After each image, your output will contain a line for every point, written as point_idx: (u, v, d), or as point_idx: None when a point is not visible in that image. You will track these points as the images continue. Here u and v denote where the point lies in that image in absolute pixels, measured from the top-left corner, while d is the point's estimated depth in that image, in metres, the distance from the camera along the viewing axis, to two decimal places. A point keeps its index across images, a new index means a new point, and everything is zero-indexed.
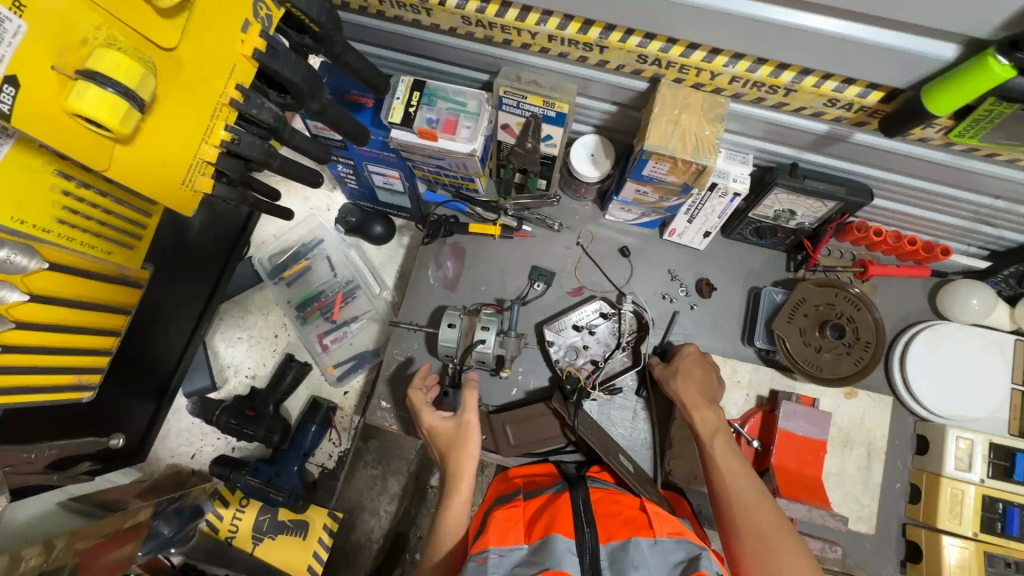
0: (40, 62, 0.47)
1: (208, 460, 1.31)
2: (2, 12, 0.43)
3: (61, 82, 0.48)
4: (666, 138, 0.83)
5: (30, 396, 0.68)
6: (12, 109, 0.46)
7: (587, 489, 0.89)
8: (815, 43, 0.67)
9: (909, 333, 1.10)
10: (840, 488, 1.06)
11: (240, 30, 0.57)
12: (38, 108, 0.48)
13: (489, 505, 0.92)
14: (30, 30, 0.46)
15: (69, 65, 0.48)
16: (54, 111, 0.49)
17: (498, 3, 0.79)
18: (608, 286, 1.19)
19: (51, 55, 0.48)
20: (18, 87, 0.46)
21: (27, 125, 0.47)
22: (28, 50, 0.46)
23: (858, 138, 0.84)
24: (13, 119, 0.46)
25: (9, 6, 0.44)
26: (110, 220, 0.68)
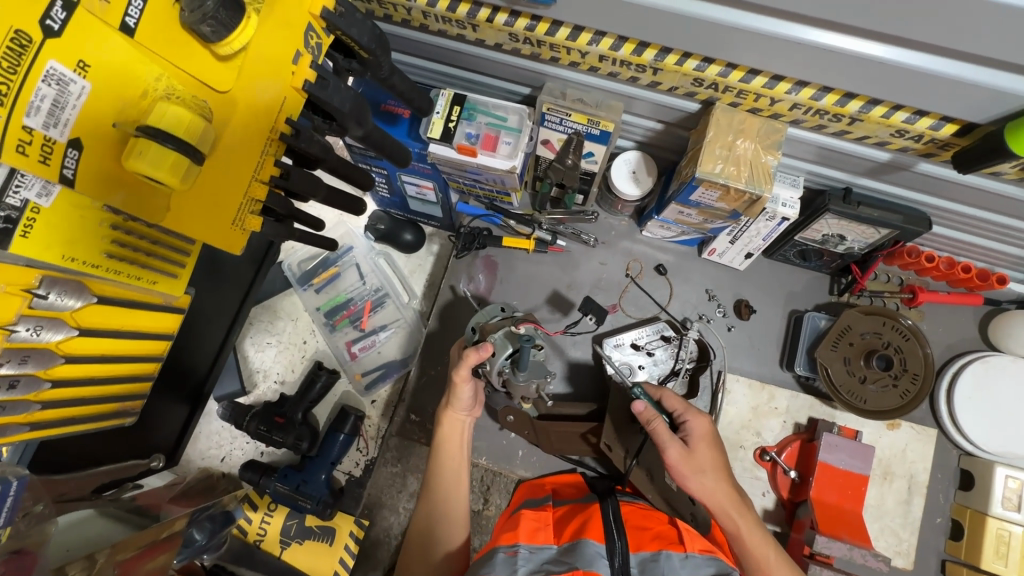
0: (103, 120, 0.49)
1: (237, 464, 1.32)
2: (66, 75, 0.45)
3: (122, 138, 0.50)
4: (718, 164, 0.79)
5: (73, 425, 0.70)
6: (76, 172, 0.49)
7: (617, 502, 0.87)
8: (889, 75, 0.63)
9: (958, 364, 1.05)
10: (878, 521, 1.04)
11: (292, 61, 0.55)
12: (100, 164, 0.50)
13: (519, 508, 0.92)
14: (93, 89, 0.47)
15: (129, 121, 0.50)
16: (112, 164, 0.51)
17: (549, 20, 0.76)
18: (651, 306, 1.16)
19: (114, 111, 0.49)
20: (81, 147, 0.49)
21: (89, 186, 0.50)
22: (91, 110, 0.48)
23: (922, 168, 0.80)
24: (77, 181, 0.49)
25: (73, 67, 0.46)
26: (157, 248, 0.64)
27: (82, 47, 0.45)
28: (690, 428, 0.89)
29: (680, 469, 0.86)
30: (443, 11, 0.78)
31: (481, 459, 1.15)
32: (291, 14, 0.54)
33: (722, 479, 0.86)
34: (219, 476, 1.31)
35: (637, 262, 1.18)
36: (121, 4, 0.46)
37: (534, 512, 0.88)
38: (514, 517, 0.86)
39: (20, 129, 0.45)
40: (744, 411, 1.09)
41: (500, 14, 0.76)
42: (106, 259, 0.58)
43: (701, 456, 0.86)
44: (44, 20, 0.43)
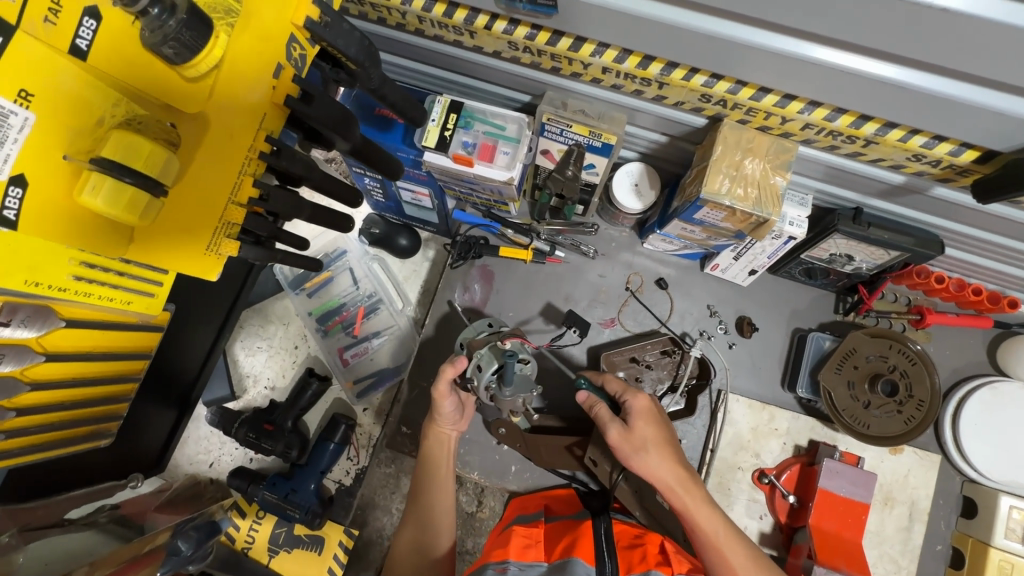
0: (51, 152, 0.43)
1: (225, 470, 1.30)
2: (6, 107, 0.40)
3: (75, 171, 0.45)
4: (725, 184, 0.76)
5: (43, 451, 0.68)
6: (19, 213, 0.43)
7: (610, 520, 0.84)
8: (910, 100, 0.59)
9: (965, 388, 1.02)
10: (877, 547, 1.01)
11: (273, 75, 0.51)
12: (50, 202, 0.44)
13: (511, 523, 0.90)
14: (39, 121, 0.42)
15: (81, 153, 0.45)
16: (64, 200, 0.45)
17: (550, 30, 0.72)
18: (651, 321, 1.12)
19: (63, 143, 0.44)
20: (26, 184, 0.43)
21: (36, 227, 0.44)
22: (37, 143, 0.43)
23: (938, 192, 0.77)
24: (20, 224, 0.43)
25: (14, 98, 0.41)
26: (132, 268, 0.59)
27: (25, 75, 0.41)
28: (629, 407, 0.88)
29: (622, 449, 0.86)
30: (439, 17, 0.74)
31: (473, 474, 1.12)
32: (270, 27, 0.50)
33: (666, 456, 0.84)
34: (207, 482, 1.29)
35: (638, 276, 1.14)
36: (71, 25, 0.41)
37: (526, 526, 0.86)
38: (505, 532, 0.84)
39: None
40: (744, 431, 1.06)
41: (499, 22, 0.72)
42: (74, 282, 0.54)
43: (641, 433, 0.85)
44: None
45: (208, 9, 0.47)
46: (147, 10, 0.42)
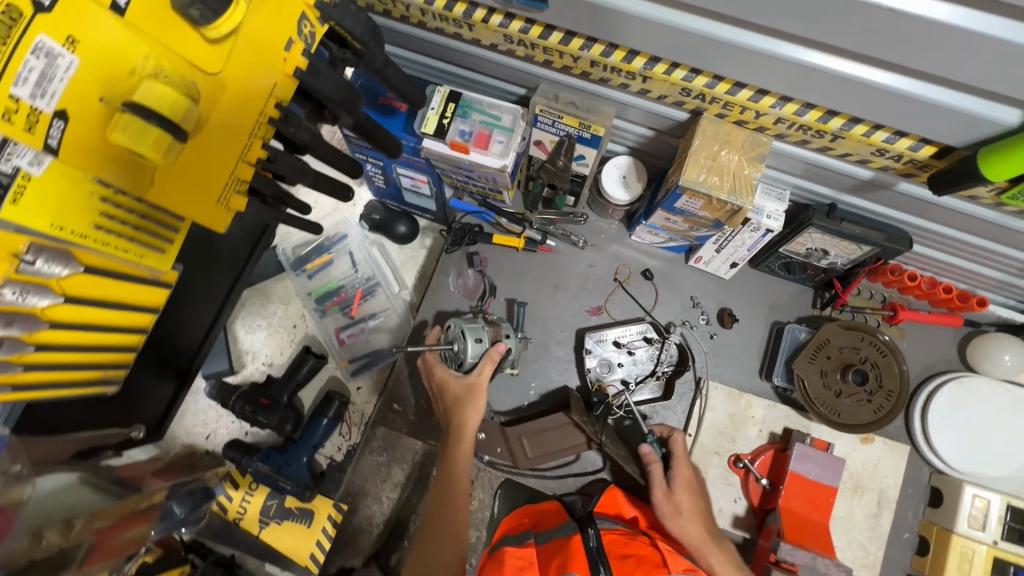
0: (88, 93, 0.48)
1: (221, 442, 1.34)
2: (54, 48, 0.44)
3: (108, 113, 0.49)
4: (702, 174, 0.81)
5: (55, 390, 0.72)
6: (59, 143, 0.48)
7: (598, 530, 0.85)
8: (869, 94, 0.65)
9: (935, 383, 1.07)
10: (846, 533, 1.05)
11: (284, 48, 0.56)
12: (85, 138, 0.49)
13: (498, 542, 0.88)
14: (81, 64, 0.47)
15: (115, 96, 0.49)
16: (97, 138, 0.50)
17: (542, 24, 0.78)
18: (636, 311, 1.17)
19: (99, 86, 0.48)
20: (67, 119, 0.48)
21: (73, 157, 0.49)
22: (78, 84, 0.47)
23: (903, 189, 0.82)
24: (61, 153, 0.48)
25: (62, 41, 0.45)
26: (145, 223, 0.66)
27: (73, 22, 0.45)
28: (673, 474, 0.95)
29: (662, 510, 0.92)
30: (440, 10, 0.80)
31: None
32: (287, 2, 0.55)
33: (698, 522, 0.91)
34: (203, 454, 1.33)
35: (626, 267, 1.19)
36: None
37: (516, 547, 0.84)
38: (497, 554, 0.83)
39: (6, 98, 0.44)
40: (721, 418, 1.11)
41: (496, 16, 0.78)
42: (94, 231, 0.59)
43: (679, 500, 0.92)
44: None
45: None
46: None
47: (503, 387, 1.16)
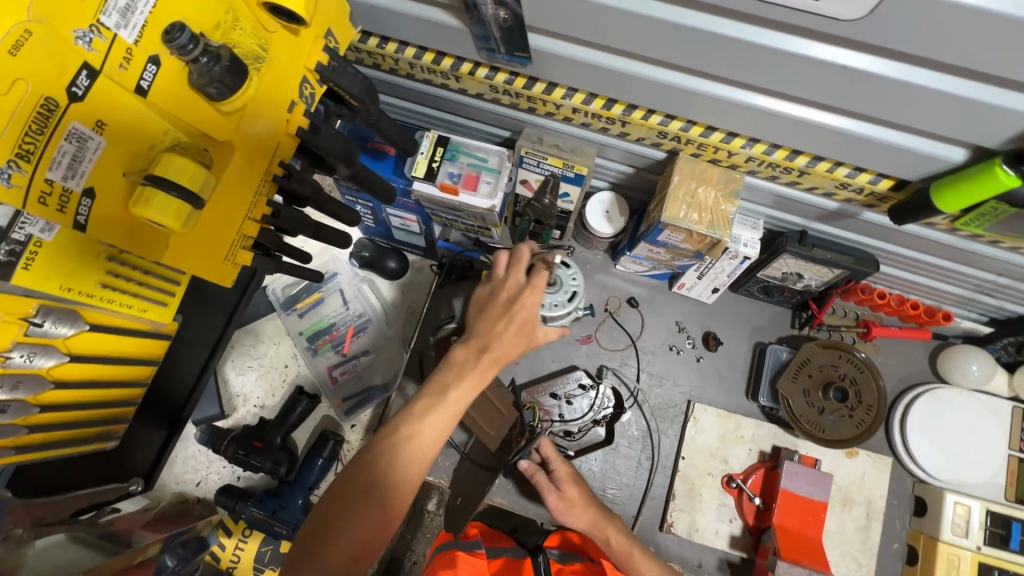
0: (114, 170, 0.48)
1: (213, 488, 1.32)
2: (85, 133, 0.45)
3: (131, 187, 0.50)
4: (682, 210, 0.86)
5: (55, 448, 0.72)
6: (88, 219, 0.47)
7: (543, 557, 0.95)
8: (830, 137, 0.71)
9: (910, 395, 1.12)
10: (839, 547, 1.08)
11: (287, 110, 0.59)
12: (107, 214, 0.49)
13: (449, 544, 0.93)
14: (109, 144, 0.47)
15: (138, 172, 0.49)
16: (121, 212, 0.50)
17: (525, 76, 0.83)
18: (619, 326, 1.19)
19: (124, 162, 0.49)
20: (95, 196, 0.47)
21: (99, 233, 0.49)
22: (104, 163, 0.47)
23: (867, 217, 0.88)
24: (87, 229, 0.48)
25: (91, 125, 0.45)
26: (150, 278, 0.66)
27: (104, 107, 0.46)
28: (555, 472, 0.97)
29: (557, 510, 0.95)
30: (428, 63, 0.84)
31: None
32: (289, 69, 0.58)
33: (590, 508, 0.95)
34: (194, 501, 1.30)
35: (615, 297, 1.23)
36: (138, 69, 0.46)
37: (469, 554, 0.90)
38: (448, 556, 0.88)
39: (42, 181, 0.44)
40: (712, 438, 1.13)
41: (481, 69, 0.83)
42: (100, 289, 0.61)
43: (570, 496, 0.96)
44: (71, 86, 0.43)
45: (241, 55, 0.53)
46: (199, 58, 0.47)
47: None
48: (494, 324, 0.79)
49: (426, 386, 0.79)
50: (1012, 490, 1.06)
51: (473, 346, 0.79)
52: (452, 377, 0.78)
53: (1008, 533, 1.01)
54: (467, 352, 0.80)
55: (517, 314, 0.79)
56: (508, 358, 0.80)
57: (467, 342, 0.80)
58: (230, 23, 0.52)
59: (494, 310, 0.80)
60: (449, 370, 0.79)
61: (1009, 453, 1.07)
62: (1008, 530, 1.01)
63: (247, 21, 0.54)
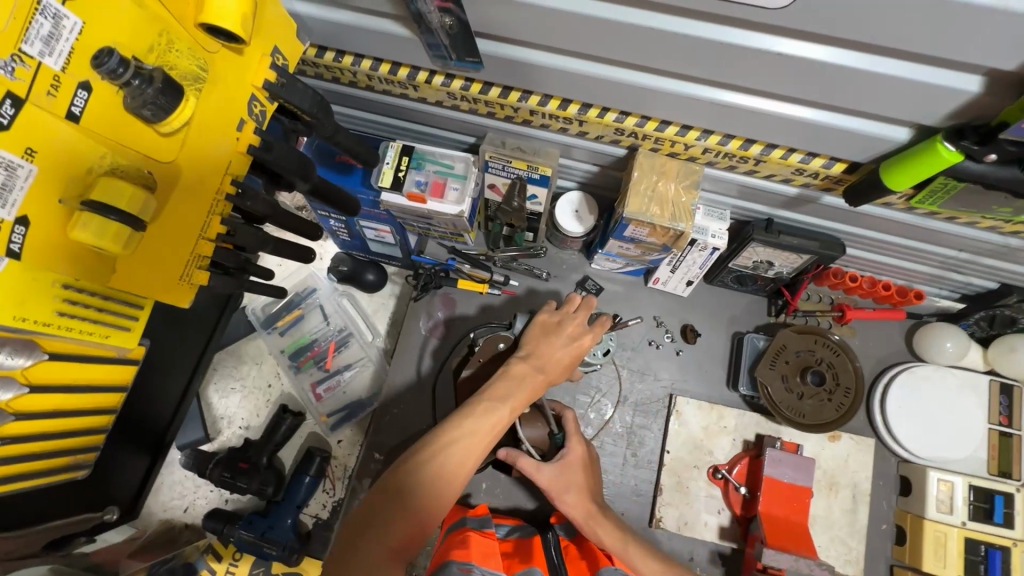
0: (48, 197, 0.49)
1: (201, 513, 1.31)
2: (15, 161, 0.45)
3: (68, 213, 0.50)
4: (644, 205, 0.87)
5: (25, 481, 0.72)
6: (22, 247, 0.49)
7: (558, 535, 0.92)
8: (778, 123, 0.72)
9: (888, 375, 1.13)
10: (827, 531, 1.08)
11: (236, 129, 0.60)
12: (46, 239, 0.50)
13: (461, 525, 0.87)
14: (41, 171, 0.47)
15: (75, 198, 0.50)
16: (58, 236, 0.51)
17: (481, 81, 0.84)
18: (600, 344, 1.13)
19: (58, 189, 0.49)
20: (29, 223, 0.48)
21: (36, 256, 0.50)
22: (37, 190, 0.48)
23: (827, 201, 0.89)
24: (24, 255, 0.49)
25: (21, 153, 0.46)
26: (111, 304, 0.66)
27: (33, 135, 0.46)
28: (567, 453, 0.93)
29: (551, 490, 0.90)
30: (385, 74, 0.85)
31: None
32: (235, 87, 0.58)
33: (580, 493, 0.90)
34: (182, 527, 1.30)
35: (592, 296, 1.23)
36: (68, 96, 0.46)
37: (479, 532, 0.83)
38: (459, 536, 0.82)
39: None
40: (696, 430, 1.14)
41: (437, 76, 0.84)
42: (58, 317, 0.60)
43: (569, 478, 0.91)
44: None
45: (178, 76, 0.53)
46: (130, 81, 0.47)
47: None
48: (553, 346, 0.91)
49: (486, 391, 0.83)
50: (993, 464, 1.07)
51: (532, 362, 0.88)
52: (513, 387, 0.84)
53: (992, 506, 1.02)
54: (524, 368, 0.88)
55: (566, 332, 0.92)
56: (555, 375, 0.90)
57: (526, 359, 0.88)
58: (164, 44, 0.52)
59: (557, 337, 0.91)
60: (505, 380, 0.85)
61: (989, 426, 1.08)
62: (992, 504, 1.03)
63: (183, 42, 0.53)
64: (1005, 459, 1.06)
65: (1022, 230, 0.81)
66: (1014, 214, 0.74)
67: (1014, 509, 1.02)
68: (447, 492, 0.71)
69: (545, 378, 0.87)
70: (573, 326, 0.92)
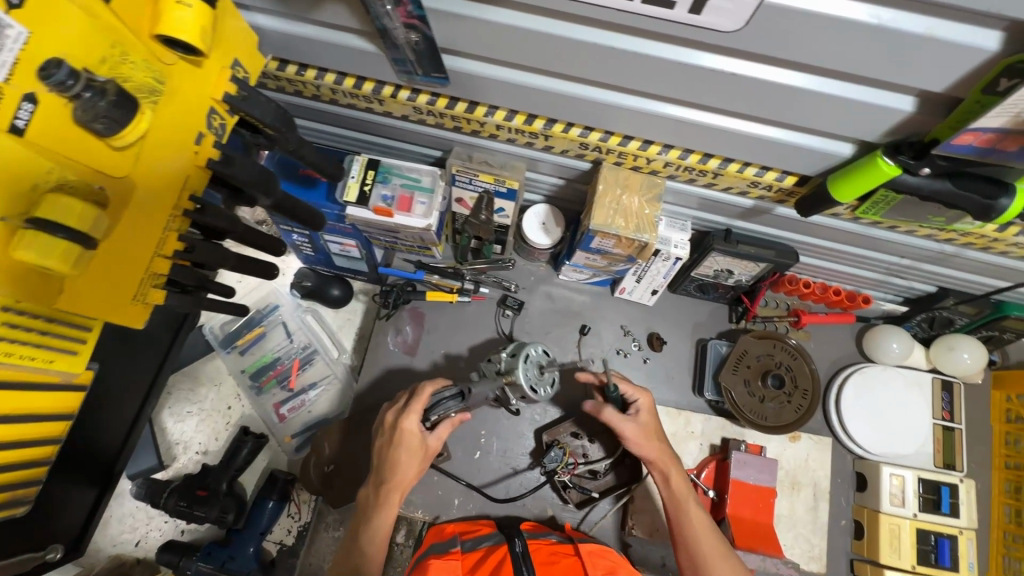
0: None
1: (154, 547, 1.24)
2: None
3: (11, 231, 0.46)
4: (610, 217, 0.89)
5: None
6: None
7: (525, 538, 0.92)
8: (735, 140, 0.76)
9: (842, 376, 1.19)
10: (791, 530, 1.12)
11: (195, 142, 0.58)
12: None
13: (426, 552, 0.88)
14: None
15: (19, 214, 0.46)
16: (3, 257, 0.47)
17: (448, 96, 0.84)
18: (546, 370, 0.95)
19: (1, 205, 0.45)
20: None
21: None
22: None
23: (780, 212, 0.94)
24: None
25: None
26: (55, 327, 0.62)
27: None
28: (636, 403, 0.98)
29: (627, 436, 0.96)
30: (350, 88, 0.85)
31: (417, 513, 1.10)
32: (195, 101, 0.57)
33: (656, 441, 0.96)
34: (133, 562, 1.22)
35: (560, 307, 1.25)
36: (11, 108, 0.43)
37: (442, 557, 0.85)
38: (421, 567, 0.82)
39: None
40: None
41: (403, 91, 0.84)
42: None
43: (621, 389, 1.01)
44: None
45: (134, 89, 0.51)
46: (81, 94, 0.45)
47: (450, 459, 1.13)
48: (386, 450, 0.90)
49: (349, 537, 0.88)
50: (938, 457, 1.14)
51: (375, 481, 0.89)
52: (371, 510, 0.87)
53: (939, 498, 1.09)
54: (373, 490, 0.90)
55: (401, 437, 0.88)
56: (409, 480, 0.89)
57: (372, 481, 0.90)
58: (118, 56, 0.49)
59: (382, 440, 0.91)
60: (366, 511, 0.89)
61: (934, 422, 1.15)
62: (938, 495, 1.09)
63: (138, 54, 0.51)
64: (947, 452, 1.14)
65: (955, 238, 0.87)
66: (946, 223, 0.80)
67: (958, 499, 1.09)
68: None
69: (394, 486, 0.88)
70: (402, 423, 0.89)
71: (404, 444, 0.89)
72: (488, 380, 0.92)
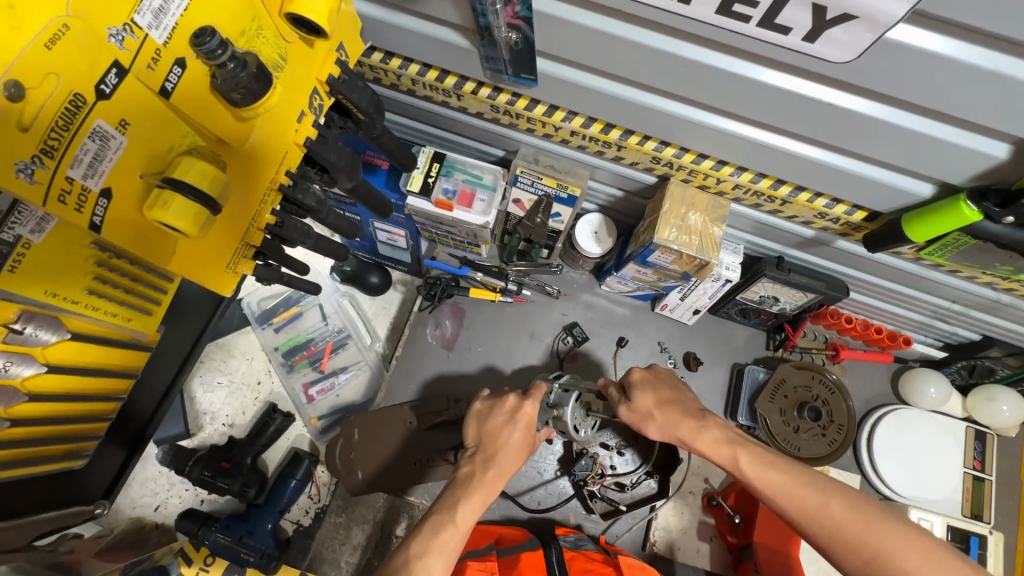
0: (131, 170, 0.45)
1: (172, 513, 1.25)
2: (109, 131, 0.42)
3: (146, 190, 0.47)
4: (672, 233, 0.89)
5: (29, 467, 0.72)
6: (103, 221, 0.45)
7: (561, 547, 0.92)
8: (812, 169, 0.76)
9: (875, 416, 1.18)
10: (813, 563, 1.11)
11: (297, 120, 0.58)
12: (122, 217, 0.46)
13: (461, 555, 0.89)
14: (130, 144, 0.45)
15: (156, 174, 0.47)
16: (134, 214, 0.47)
17: (528, 98, 0.85)
18: (583, 424, 0.99)
19: (141, 163, 0.46)
20: (111, 197, 0.45)
21: (114, 234, 0.46)
22: (124, 164, 0.45)
23: (840, 245, 0.94)
24: (102, 230, 0.45)
25: (114, 123, 0.43)
26: (137, 284, 0.66)
27: (131, 108, 0.44)
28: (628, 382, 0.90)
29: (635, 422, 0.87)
30: (431, 81, 0.86)
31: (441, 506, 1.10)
32: (306, 80, 0.58)
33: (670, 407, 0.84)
34: (152, 527, 1.22)
35: (599, 316, 1.25)
36: (164, 71, 0.46)
37: (478, 560, 0.86)
38: (458, 567, 0.84)
39: (62, 179, 0.41)
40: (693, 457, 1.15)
41: (484, 88, 0.85)
42: (87, 296, 0.58)
43: (642, 402, 0.87)
44: (98, 83, 0.41)
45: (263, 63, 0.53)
46: (226, 63, 0.47)
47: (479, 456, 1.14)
48: (499, 432, 0.87)
49: (434, 509, 0.80)
50: (967, 506, 1.13)
51: (480, 456, 0.85)
52: (466, 488, 0.81)
53: (966, 546, 1.08)
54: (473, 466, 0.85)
55: (520, 420, 0.87)
56: (512, 469, 0.85)
57: (474, 456, 0.86)
58: (254, 30, 0.52)
59: (497, 420, 0.88)
60: (458, 486, 0.82)
61: (965, 470, 1.14)
62: (966, 544, 1.08)
63: (269, 30, 0.53)
64: (977, 502, 1.13)
65: (1016, 288, 0.87)
66: (1014, 272, 0.79)
67: (985, 550, 1.09)
68: (444, 559, 0.74)
69: (503, 466, 0.84)
70: (528, 410, 0.88)
71: (523, 422, 0.87)
72: (540, 411, 0.97)
